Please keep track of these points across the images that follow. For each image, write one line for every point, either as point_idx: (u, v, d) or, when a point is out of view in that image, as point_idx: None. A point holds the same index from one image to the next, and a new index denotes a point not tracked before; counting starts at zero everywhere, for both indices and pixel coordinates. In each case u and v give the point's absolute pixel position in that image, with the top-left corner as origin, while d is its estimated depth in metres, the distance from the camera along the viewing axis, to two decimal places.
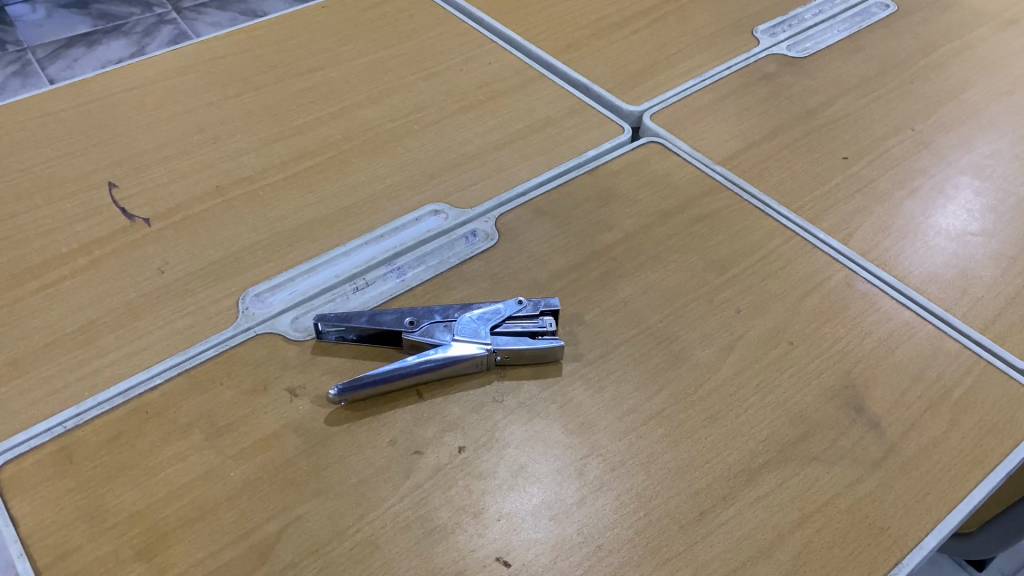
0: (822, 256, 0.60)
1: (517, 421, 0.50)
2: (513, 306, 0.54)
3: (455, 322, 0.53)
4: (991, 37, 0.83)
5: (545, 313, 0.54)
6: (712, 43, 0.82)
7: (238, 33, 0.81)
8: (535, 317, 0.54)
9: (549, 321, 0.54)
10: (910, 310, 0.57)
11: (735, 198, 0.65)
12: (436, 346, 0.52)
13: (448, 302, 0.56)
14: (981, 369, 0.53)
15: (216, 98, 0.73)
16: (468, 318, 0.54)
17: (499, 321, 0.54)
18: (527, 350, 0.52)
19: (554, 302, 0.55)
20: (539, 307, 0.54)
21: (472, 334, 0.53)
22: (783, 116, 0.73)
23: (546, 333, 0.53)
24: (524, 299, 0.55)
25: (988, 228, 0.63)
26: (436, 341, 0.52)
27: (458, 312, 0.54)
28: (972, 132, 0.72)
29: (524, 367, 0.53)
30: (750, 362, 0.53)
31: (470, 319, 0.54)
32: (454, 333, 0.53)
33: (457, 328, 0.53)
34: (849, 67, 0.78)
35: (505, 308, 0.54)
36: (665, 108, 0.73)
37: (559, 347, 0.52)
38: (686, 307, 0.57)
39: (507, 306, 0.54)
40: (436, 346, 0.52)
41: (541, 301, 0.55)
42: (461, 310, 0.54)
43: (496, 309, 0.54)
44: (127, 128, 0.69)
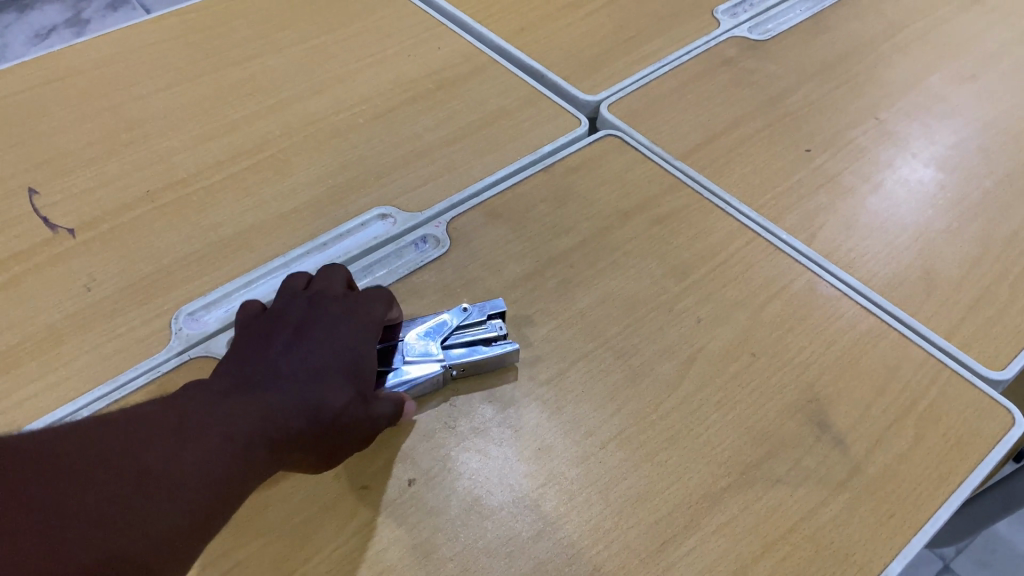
0: (785, 258, 0.58)
1: (467, 447, 0.48)
2: (458, 314, 0.52)
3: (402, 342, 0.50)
4: (955, 17, 0.81)
5: (492, 316, 0.52)
6: (671, 25, 0.78)
7: (169, 17, 0.75)
8: (484, 323, 0.52)
9: (499, 325, 0.52)
10: (875, 316, 0.55)
11: (696, 197, 0.62)
12: (392, 367, 0.49)
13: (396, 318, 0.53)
14: (947, 379, 0.52)
15: (146, 90, 0.68)
16: (417, 331, 0.51)
17: (447, 328, 0.51)
18: (484, 359, 0.50)
19: (499, 304, 0.53)
20: (486, 311, 0.52)
21: (424, 350, 0.50)
22: (744, 105, 0.70)
23: (498, 338, 0.51)
24: (467, 305, 0.53)
25: (952, 224, 0.61)
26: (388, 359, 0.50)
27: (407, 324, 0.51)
28: (935, 122, 0.70)
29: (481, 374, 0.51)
30: (712, 377, 0.51)
31: (417, 336, 0.51)
32: (405, 355, 0.49)
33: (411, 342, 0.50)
34: (812, 51, 0.76)
35: (452, 317, 0.52)
36: (623, 98, 0.70)
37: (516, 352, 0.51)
38: (645, 317, 0.54)
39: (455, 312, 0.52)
40: (391, 367, 0.49)
41: (486, 305, 0.53)
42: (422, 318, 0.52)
43: (442, 321, 0.52)
44: (49, 125, 0.65)
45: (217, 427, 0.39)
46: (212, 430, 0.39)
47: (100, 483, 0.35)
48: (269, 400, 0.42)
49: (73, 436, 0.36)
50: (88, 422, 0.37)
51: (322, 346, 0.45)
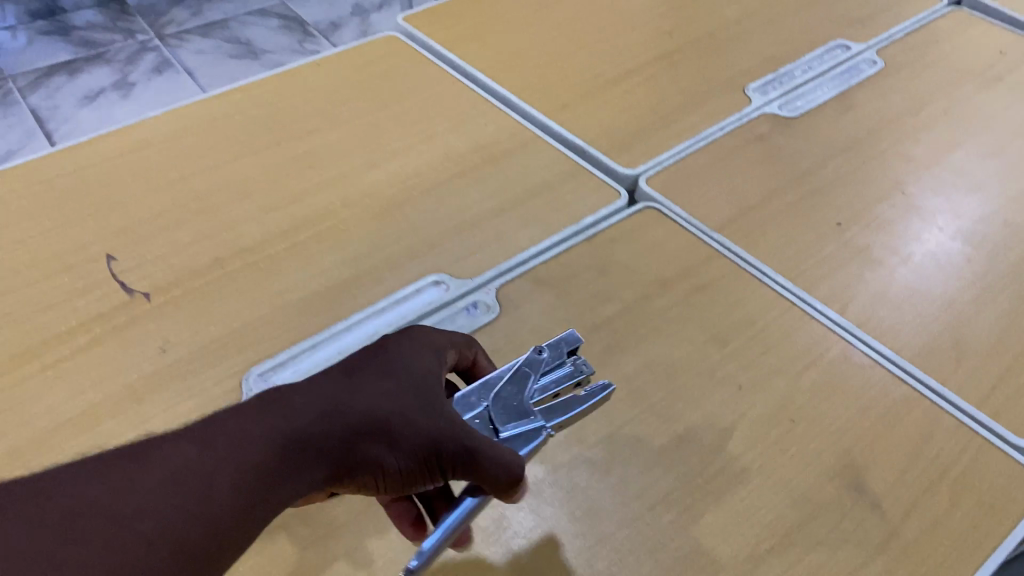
0: (820, 328, 0.61)
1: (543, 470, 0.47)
2: (534, 360, 0.50)
3: (491, 411, 0.47)
4: (978, 94, 0.85)
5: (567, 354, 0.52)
6: (704, 102, 0.83)
7: (232, 94, 0.81)
8: (563, 364, 0.51)
9: (579, 363, 0.51)
10: (908, 384, 0.57)
11: (733, 268, 0.65)
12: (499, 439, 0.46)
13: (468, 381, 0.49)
14: (979, 446, 0.54)
15: (213, 163, 0.73)
16: (501, 395, 0.48)
17: (531, 378, 0.49)
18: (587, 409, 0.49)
19: (571, 338, 0.52)
20: (562, 350, 0.52)
21: (525, 412, 0.47)
22: (775, 180, 0.74)
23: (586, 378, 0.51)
24: (541, 348, 0.51)
25: (980, 296, 0.64)
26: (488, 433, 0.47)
27: (489, 393, 0.48)
28: (960, 197, 0.73)
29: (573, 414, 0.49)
30: (753, 441, 0.54)
31: (503, 400, 0.48)
32: (501, 427, 0.46)
33: (503, 410, 0.47)
34: (839, 128, 0.80)
35: (528, 365, 0.50)
36: (660, 172, 0.74)
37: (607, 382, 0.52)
38: (688, 383, 0.57)
39: (534, 361, 0.50)
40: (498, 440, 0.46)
41: (559, 343, 0.52)
42: (503, 382, 0.49)
43: (521, 373, 0.49)
44: (125, 195, 0.69)
45: (252, 437, 0.39)
46: (245, 440, 0.39)
47: (109, 514, 0.34)
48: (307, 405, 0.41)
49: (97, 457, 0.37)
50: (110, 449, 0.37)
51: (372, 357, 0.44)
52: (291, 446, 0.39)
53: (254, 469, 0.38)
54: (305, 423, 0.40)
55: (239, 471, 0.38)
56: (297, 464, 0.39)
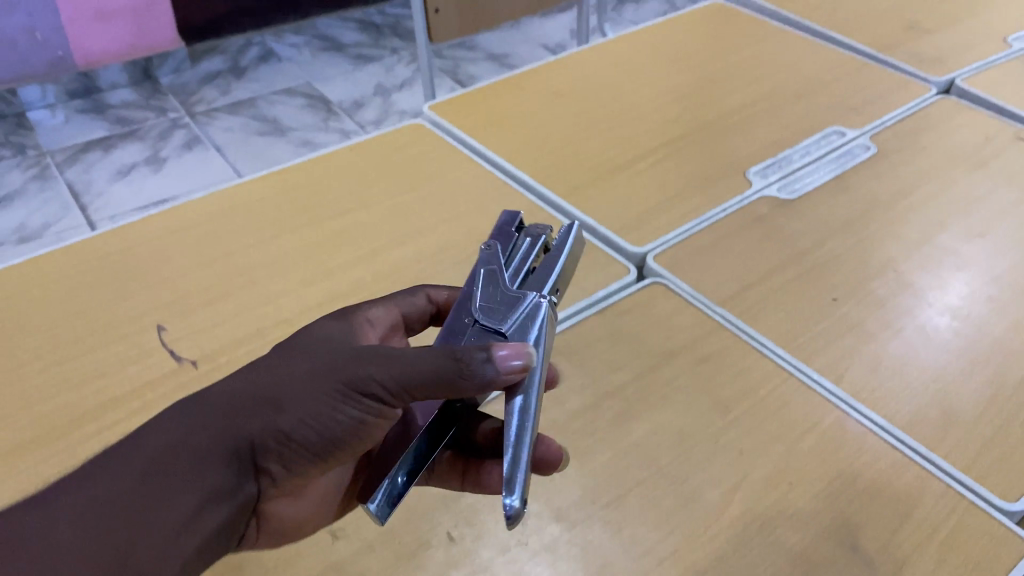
0: (817, 396, 0.66)
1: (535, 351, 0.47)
2: (490, 254, 0.56)
3: (483, 317, 0.52)
4: (966, 178, 0.90)
5: (515, 239, 0.58)
6: (708, 185, 0.89)
7: (272, 179, 0.88)
8: (515, 248, 0.57)
9: (528, 239, 0.58)
10: (899, 450, 0.62)
11: (735, 340, 0.70)
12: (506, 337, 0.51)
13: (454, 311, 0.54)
14: (966, 509, 0.58)
15: (255, 241, 0.79)
16: (483, 301, 0.53)
17: (498, 267, 0.55)
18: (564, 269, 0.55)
19: (510, 219, 0.59)
20: (509, 238, 0.58)
21: (510, 296, 0.53)
22: (775, 258, 0.79)
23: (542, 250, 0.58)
24: (489, 244, 0.57)
25: (967, 368, 0.69)
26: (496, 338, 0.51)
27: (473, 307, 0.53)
28: (949, 275, 0.78)
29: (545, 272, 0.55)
30: (754, 502, 0.58)
31: (486, 301, 0.53)
32: (502, 321, 0.51)
33: (491, 311, 0.52)
34: (834, 210, 0.85)
35: (491, 261, 0.56)
36: (667, 250, 0.80)
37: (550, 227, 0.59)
38: (694, 447, 0.62)
39: (490, 257, 0.56)
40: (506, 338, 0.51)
41: (500, 233, 0.58)
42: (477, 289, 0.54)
43: (488, 270, 0.55)
44: (175, 271, 0.75)
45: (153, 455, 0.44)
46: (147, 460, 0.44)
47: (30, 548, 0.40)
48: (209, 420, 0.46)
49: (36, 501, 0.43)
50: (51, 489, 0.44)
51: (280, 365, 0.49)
52: (176, 444, 0.45)
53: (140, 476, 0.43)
54: (192, 423, 0.46)
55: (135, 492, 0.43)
56: (188, 457, 0.45)
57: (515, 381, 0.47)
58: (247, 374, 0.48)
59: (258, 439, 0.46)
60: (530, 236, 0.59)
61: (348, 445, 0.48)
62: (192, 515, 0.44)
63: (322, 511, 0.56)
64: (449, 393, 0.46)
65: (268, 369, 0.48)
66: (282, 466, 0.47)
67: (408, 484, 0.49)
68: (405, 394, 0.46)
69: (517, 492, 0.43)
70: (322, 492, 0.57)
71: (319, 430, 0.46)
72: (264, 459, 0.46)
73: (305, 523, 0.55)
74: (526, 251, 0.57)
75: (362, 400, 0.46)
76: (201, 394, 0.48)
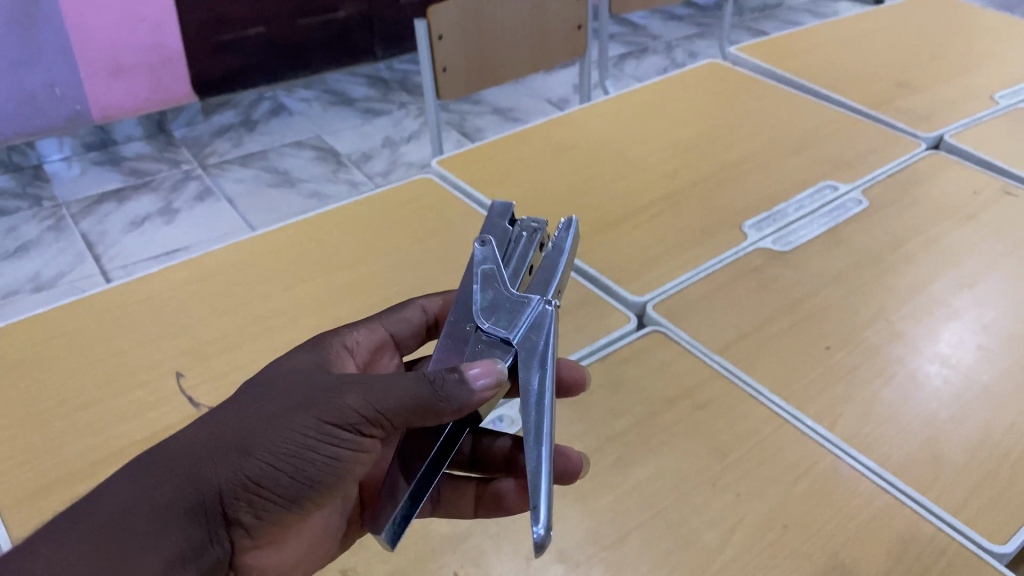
0: (811, 442, 0.68)
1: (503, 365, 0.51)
2: (485, 255, 0.59)
3: (488, 328, 0.55)
4: (954, 230, 0.94)
5: (505, 237, 0.63)
6: (706, 237, 0.92)
7: (286, 231, 0.91)
8: (508, 249, 0.62)
9: (522, 236, 0.63)
10: (890, 493, 0.64)
11: (732, 386, 0.73)
12: (514, 345, 0.54)
13: (457, 323, 0.57)
14: (955, 551, 0.60)
15: (270, 291, 0.82)
16: (485, 307, 0.56)
17: (495, 268, 0.58)
18: (563, 274, 0.61)
19: (499, 214, 0.64)
20: (502, 239, 0.62)
21: (513, 303, 0.56)
22: (770, 307, 0.82)
23: (535, 248, 0.62)
24: (482, 243, 0.60)
25: (956, 414, 0.71)
26: (502, 345, 0.55)
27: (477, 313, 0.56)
28: (939, 324, 0.80)
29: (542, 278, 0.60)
30: (751, 544, 0.60)
31: (490, 310, 0.56)
32: (507, 330, 0.55)
33: (496, 319, 0.55)
34: (827, 261, 0.89)
35: (488, 263, 0.58)
36: (666, 299, 0.83)
37: (546, 223, 0.63)
38: (692, 490, 0.64)
39: (485, 258, 0.59)
40: (513, 346, 0.54)
41: (490, 233, 0.63)
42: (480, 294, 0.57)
43: (487, 274, 0.58)
44: (193, 320, 0.79)
45: (123, 507, 0.45)
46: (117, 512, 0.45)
47: None
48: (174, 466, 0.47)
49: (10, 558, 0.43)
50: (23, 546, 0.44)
51: (245, 403, 0.49)
52: (137, 506, 0.45)
53: (113, 526, 0.44)
54: (153, 482, 0.46)
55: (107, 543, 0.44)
56: (150, 514, 0.45)
57: (490, 395, 0.50)
58: (209, 423, 0.49)
59: (226, 489, 0.46)
60: (525, 233, 0.63)
61: (322, 483, 0.49)
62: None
63: (309, 557, 0.57)
64: (427, 416, 0.48)
65: (232, 415, 0.49)
66: (253, 515, 0.47)
67: (413, 510, 0.49)
68: (382, 421, 0.47)
69: (543, 520, 0.46)
70: (312, 537, 0.57)
71: (290, 473, 0.47)
72: (233, 510, 0.47)
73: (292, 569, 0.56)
74: (522, 254, 0.61)
75: (336, 435, 0.47)
76: (159, 448, 0.48)
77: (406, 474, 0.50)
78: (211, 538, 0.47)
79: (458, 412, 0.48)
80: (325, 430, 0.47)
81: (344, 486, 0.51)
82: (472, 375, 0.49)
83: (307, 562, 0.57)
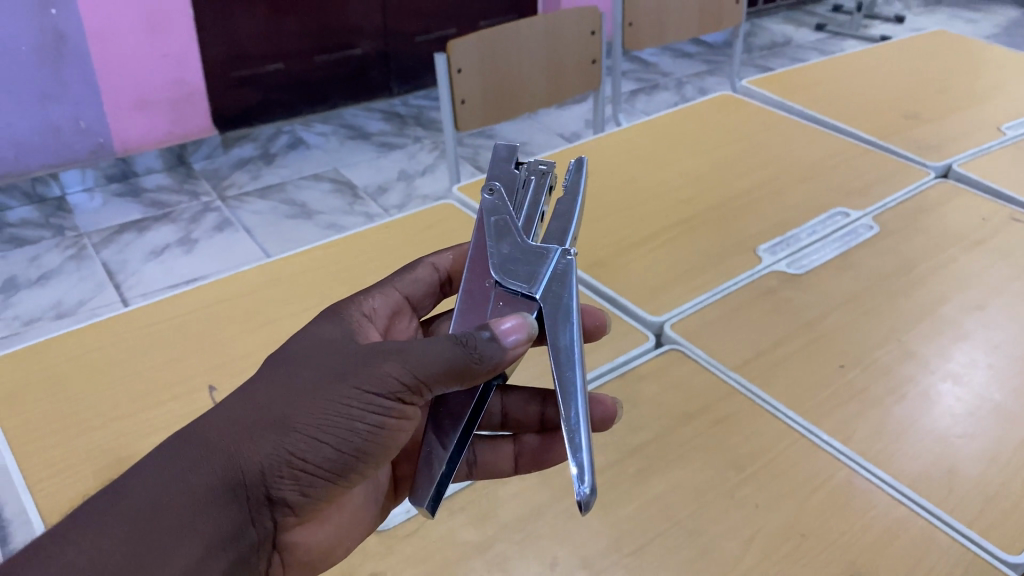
0: (827, 456, 0.70)
1: (533, 319, 0.54)
2: (495, 204, 0.62)
3: (506, 287, 0.59)
4: (963, 255, 0.96)
5: (515, 178, 0.64)
6: (720, 261, 0.94)
7: (313, 254, 0.94)
8: (517, 193, 0.64)
9: (530, 178, 0.64)
10: (905, 505, 0.65)
11: (748, 402, 0.75)
12: (537, 301, 0.58)
13: (474, 279, 0.62)
14: (969, 561, 0.61)
15: (298, 310, 0.85)
16: (501, 262, 0.60)
17: (508, 218, 0.61)
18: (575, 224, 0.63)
19: (505, 152, 0.65)
20: (511, 183, 0.64)
21: (531, 259, 0.60)
22: (784, 328, 0.84)
23: (544, 190, 0.64)
24: (492, 192, 0.63)
25: (969, 430, 0.72)
26: (525, 299, 0.59)
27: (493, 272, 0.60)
28: (950, 344, 0.82)
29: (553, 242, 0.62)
30: (770, 553, 0.62)
31: (506, 267, 0.60)
32: (526, 287, 0.59)
33: (514, 277, 0.59)
34: (840, 284, 0.91)
35: (501, 213, 0.62)
36: (682, 319, 0.85)
37: (554, 164, 0.64)
38: (711, 500, 0.65)
39: (497, 208, 0.62)
40: (536, 301, 0.58)
41: (498, 176, 0.64)
42: (494, 251, 0.60)
43: (501, 226, 0.61)
44: (224, 337, 0.81)
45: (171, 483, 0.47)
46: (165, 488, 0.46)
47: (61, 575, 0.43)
48: (216, 442, 0.48)
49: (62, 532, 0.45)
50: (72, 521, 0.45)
51: (278, 378, 0.51)
52: (177, 488, 0.47)
53: (162, 501, 0.46)
54: (190, 462, 0.48)
55: (158, 517, 0.45)
56: (195, 492, 0.47)
57: (523, 351, 0.53)
58: (242, 401, 0.51)
59: (269, 464, 0.48)
60: (534, 176, 0.64)
61: (364, 452, 0.51)
62: (199, 558, 0.46)
63: (350, 535, 0.60)
64: (462, 379, 0.51)
65: (267, 389, 0.51)
66: (297, 490, 0.49)
67: (449, 477, 0.56)
68: (421, 386, 0.50)
69: (587, 479, 0.50)
70: (352, 512, 0.60)
71: (332, 444, 0.49)
72: (275, 486, 0.49)
73: (335, 547, 0.59)
74: (533, 203, 0.63)
75: (375, 404, 0.49)
76: (192, 428, 0.49)
77: (442, 443, 0.57)
78: (254, 517, 0.49)
79: (493, 371, 0.51)
80: (366, 401, 0.49)
81: (383, 456, 0.53)
82: (502, 331, 0.52)
83: (350, 537, 0.60)
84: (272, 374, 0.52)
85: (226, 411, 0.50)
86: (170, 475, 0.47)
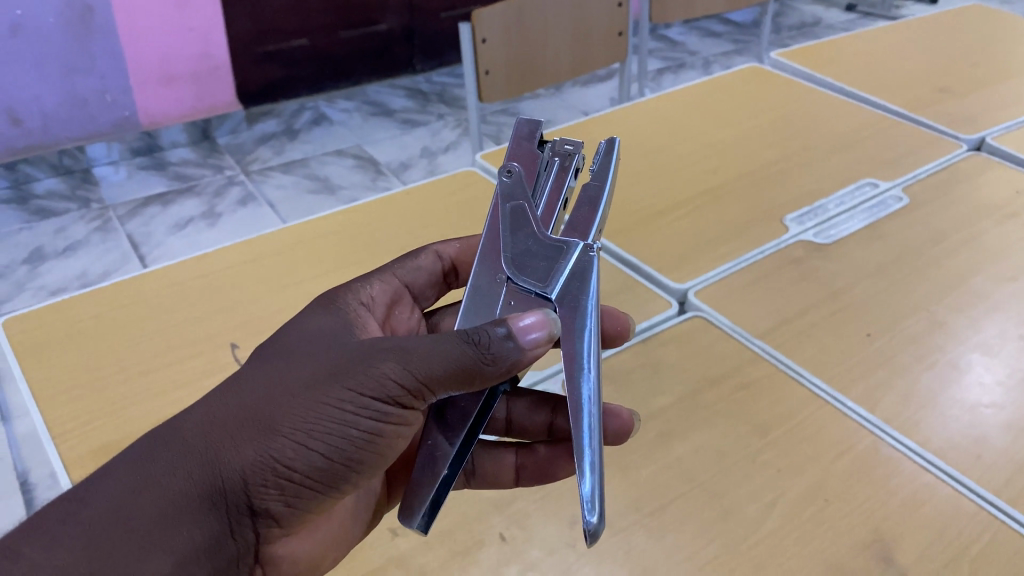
0: (852, 422, 0.68)
1: (555, 317, 0.52)
2: (513, 185, 0.61)
3: (519, 283, 0.58)
4: (996, 227, 0.94)
5: (541, 158, 0.63)
6: (746, 230, 0.93)
7: (336, 217, 0.94)
8: (542, 174, 0.63)
9: (555, 160, 0.63)
10: (931, 473, 0.64)
11: (773, 368, 0.74)
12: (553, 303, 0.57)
13: (485, 264, 0.61)
14: (997, 529, 0.60)
15: (322, 271, 0.85)
16: (516, 257, 0.59)
17: (525, 201, 0.61)
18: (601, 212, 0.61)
19: (534, 128, 0.64)
20: (536, 163, 0.63)
21: (548, 255, 0.58)
22: (810, 296, 0.83)
23: (569, 171, 0.63)
24: (511, 172, 0.62)
25: (999, 401, 0.71)
26: (538, 298, 0.57)
27: (508, 267, 0.59)
28: (981, 315, 0.81)
29: (582, 209, 0.62)
30: (792, 516, 0.61)
31: (520, 262, 0.59)
32: (542, 287, 0.57)
33: (530, 275, 0.58)
34: (868, 254, 0.89)
35: (521, 197, 0.61)
36: (707, 286, 0.84)
37: (582, 144, 0.63)
38: (733, 464, 0.65)
39: (517, 191, 0.61)
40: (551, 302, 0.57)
41: (523, 153, 0.64)
42: (510, 241, 0.60)
43: (520, 212, 0.60)
44: (247, 296, 0.82)
45: (147, 487, 0.45)
46: (143, 491, 0.45)
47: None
48: (198, 444, 0.46)
49: (32, 530, 0.43)
50: (45, 518, 0.44)
51: (267, 376, 0.49)
52: (154, 493, 0.45)
53: (137, 505, 0.44)
54: (169, 466, 0.45)
55: (133, 520, 0.44)
56: (173, 495, 0.45)
57: (540, 352, 0.51)
58: (224, 401, 0.48)
59: (252, 471, 0.46)
60: (559, 156, 0.63)
61: (355, 460, 0.49)
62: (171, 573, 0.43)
63: (339, 544, 0.58)
64: (470, 382, 0.48)
65: (256, 387, 0.49)
66: (283, 502, 0.47)
67: (451, 480, 0.54)
68: (422, 390, 0.48)
69: (596, 508, 0.49)
70: (344, 516, 0.58)
71: (322, 451, 0.47)
72: (258, 497, 0.47)
73: (321, 560, 0.56)
74: (556, 185, 0.62)
75: (370, 408, 0.47)
76: (166, 430, 0.48)
77: (448, 440, 0.55)
78: (235, 531, 0.47)
79: (506, 374, 0.49)
80: (361, 403, 0.47)
81: (375, 465, 0.51)
82: (523, 328, 0.50)
83: (337, 549, 0.57)
84: (260, 370, 0.50)
85: (211, 408, 0.48)
86: (148, 477, 0.45)
